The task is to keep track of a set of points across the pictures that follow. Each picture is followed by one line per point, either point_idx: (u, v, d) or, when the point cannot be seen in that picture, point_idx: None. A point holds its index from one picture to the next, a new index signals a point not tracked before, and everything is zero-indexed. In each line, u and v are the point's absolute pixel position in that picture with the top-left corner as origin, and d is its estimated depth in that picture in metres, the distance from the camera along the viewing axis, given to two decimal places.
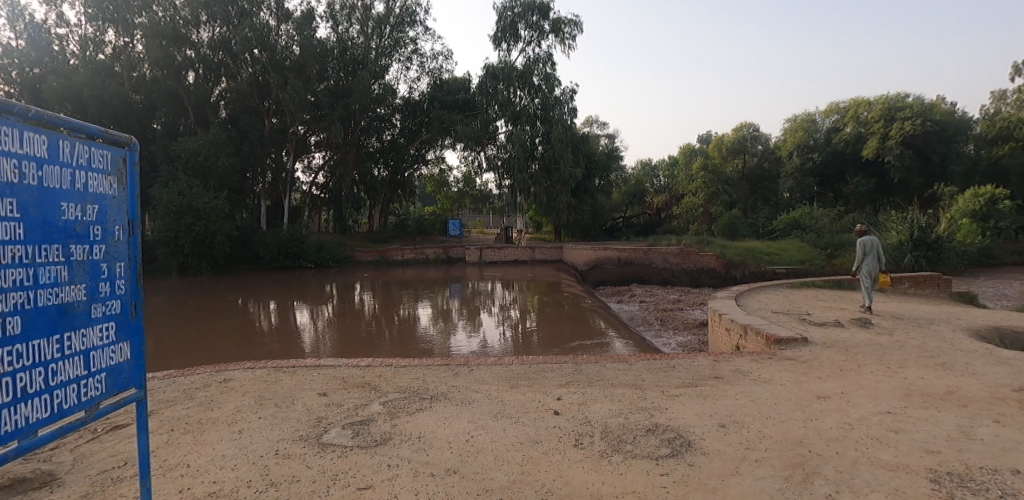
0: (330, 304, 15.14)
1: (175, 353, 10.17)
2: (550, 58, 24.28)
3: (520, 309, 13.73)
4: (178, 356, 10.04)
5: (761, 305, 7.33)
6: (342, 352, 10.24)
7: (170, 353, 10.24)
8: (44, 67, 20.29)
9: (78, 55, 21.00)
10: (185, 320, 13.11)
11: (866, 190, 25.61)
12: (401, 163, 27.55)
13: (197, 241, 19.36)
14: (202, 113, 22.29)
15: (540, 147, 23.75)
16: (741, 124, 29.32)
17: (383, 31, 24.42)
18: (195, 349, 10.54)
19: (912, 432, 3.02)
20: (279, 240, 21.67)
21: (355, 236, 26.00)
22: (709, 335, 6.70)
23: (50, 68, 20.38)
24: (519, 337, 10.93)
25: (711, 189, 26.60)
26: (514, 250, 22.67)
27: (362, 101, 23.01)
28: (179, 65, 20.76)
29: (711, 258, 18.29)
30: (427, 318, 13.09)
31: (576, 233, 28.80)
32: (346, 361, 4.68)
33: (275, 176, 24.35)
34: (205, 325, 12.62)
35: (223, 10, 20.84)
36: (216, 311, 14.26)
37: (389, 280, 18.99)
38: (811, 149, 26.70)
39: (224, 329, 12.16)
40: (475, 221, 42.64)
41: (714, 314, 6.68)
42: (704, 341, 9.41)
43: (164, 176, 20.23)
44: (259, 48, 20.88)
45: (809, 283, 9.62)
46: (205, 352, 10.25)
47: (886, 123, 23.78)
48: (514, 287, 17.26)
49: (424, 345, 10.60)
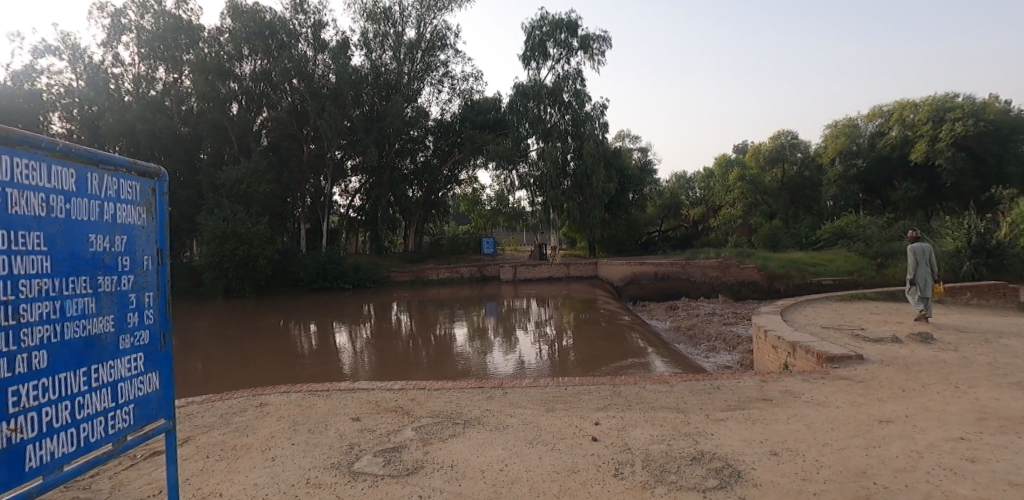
0: (367, 324, 15.35)
1: (220, 374, 10.47)
2: (579, 73, 24.34)
3: (554, 327, 13.51)
4: (222, 376, 10.34)
5: (811, 320, 6.89)
6: (380, 371, 10.32)
7: (216, 374, 10.54)
8: (103, 105, 21.77)
9: (133, 92, 22.43)
10: (228, 342, 13.52)
11: (916, 195, 24.32)
12: (435, 183, 28.00)
13: (240, 265, 20.09)
14: (246, 142, 23.36)
15: (571, 163, 23.68)
16: (778, 132, 28.50)
17: (414, 56, 25.13)
18: (239, 370, 10.83)
19: (992, 461, 2.67)
20: (318, 262, 22.24)
21: (391, 257, 26.45)
22: (754, 353, 6.35)
23: (108, 106, 21.86)
24: (555, 356, 10.73)
25: (750, 199, 25.83)
26: (548, 267, 22.50)
27: (395, 124, 23.61)
28: (224, 98, 21.86)
29: (753, 271, 17.61)
30: (463, 337, 13.05)
31: (610, 248, 28.42)
32: (380, 385, 4.64)
33: (314, 200, 25.13)
34: (248, 346, 12.99)
35: (263, 44, 21.92)
36: (258, 333, 14.66)
37: (424, 300, 19.14)
38: (854, 155, 25.66)
39: (266, 351, 12.46)
40: (509, 239, 42.75)
41: (759, 330, 6.34)
42: (749, 359, 8.97)
43: (210, 203, 21.18)
44: (297, 77, 21.79)
45: (860, 295, 9.07)
46: (248, 373, 10.50)
47: (935, 124, 22.61)
48: (549, 304, 17.08)
49: (459, 364, 10.56)
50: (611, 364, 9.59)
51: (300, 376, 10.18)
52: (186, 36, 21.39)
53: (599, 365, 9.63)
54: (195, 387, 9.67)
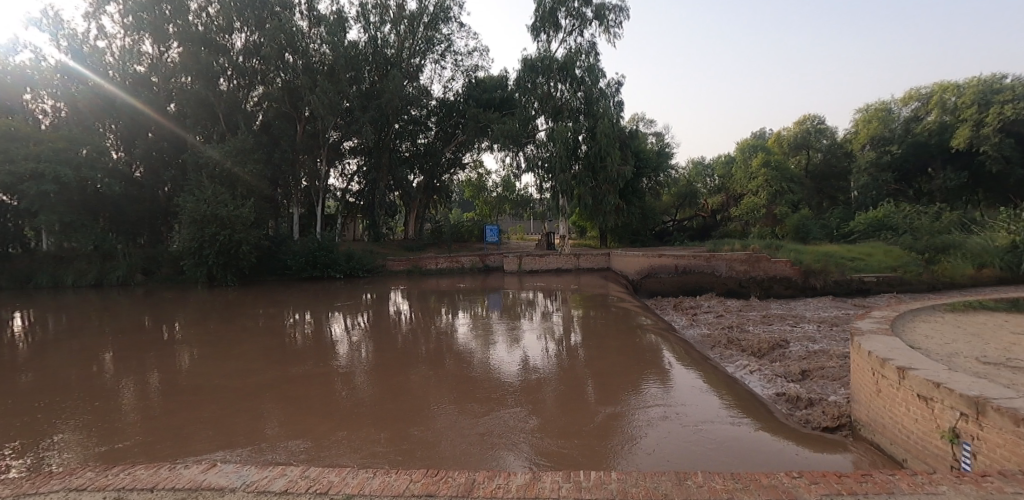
0: (362, 315, 13.42)
1: (201, 367, 8.68)
2: (594, 47, 21.83)
3: (565, 322, 11.49)
4: (205, 370, 8.50)
5: (946, 347, 4.62)
6: (379, 363, 8.45)
7: (194, 368, 8.66)
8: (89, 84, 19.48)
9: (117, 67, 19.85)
10: (204, 335, 11.56)
11: (956, 185, 21.62)
12: (437, 167, 25.84)
13: (222, 252, 18.15)
14: (234, 120, 21.02)
15: (583, 145, 21.17)
16: (803, 116, 26.02)
17: (415, 30, 22.57)
18: (223, 360, 9.10)
19: None
20: (308, 247, 20.12)
21: (389, 244, 24.52)
22: (875, 402, 4.20)
23: (93, 84, 19.54)
24: (565, 354, 8.65)
25: (774, 187, 23.33)
26: (557, 257, 20.30)
27: (394, 101, 21.31)
28: (212, 72, 19.63)
29: (786, 266, 15.05)
30: (466, 330, 11.04)
31: (624, 238, 26.21)
32: (252, 482, 2.59)
33: (309, 183, 22.94)
34: (229, 337, 11.18)
35: (256, 14, 19.83)
36: (240, 324, 12.75)
37: (425, 290, 17.28)
38: (888, 141, 23.04)
39: (249, 342, 10.64)
40: (515, 226, 40.80)
41: (874, 365, 4.19)
42: (802, 382, 6.81)
43: (191, 184, 19.14)
44: (291, 52, 19.74)
45: (974, 304, 6.75)
46: (234, 365, 8.71)
47: (982, 107, 19.85)
48: (557, 296, 15.10)
49: (457, 360, 8.55)
50: (627, 377, 7.18)
51: (289, 368, 8.34)
52: (170, 5, 19.10)
53: (611, 373, 7.40)
54: (178, 380, 7.94)
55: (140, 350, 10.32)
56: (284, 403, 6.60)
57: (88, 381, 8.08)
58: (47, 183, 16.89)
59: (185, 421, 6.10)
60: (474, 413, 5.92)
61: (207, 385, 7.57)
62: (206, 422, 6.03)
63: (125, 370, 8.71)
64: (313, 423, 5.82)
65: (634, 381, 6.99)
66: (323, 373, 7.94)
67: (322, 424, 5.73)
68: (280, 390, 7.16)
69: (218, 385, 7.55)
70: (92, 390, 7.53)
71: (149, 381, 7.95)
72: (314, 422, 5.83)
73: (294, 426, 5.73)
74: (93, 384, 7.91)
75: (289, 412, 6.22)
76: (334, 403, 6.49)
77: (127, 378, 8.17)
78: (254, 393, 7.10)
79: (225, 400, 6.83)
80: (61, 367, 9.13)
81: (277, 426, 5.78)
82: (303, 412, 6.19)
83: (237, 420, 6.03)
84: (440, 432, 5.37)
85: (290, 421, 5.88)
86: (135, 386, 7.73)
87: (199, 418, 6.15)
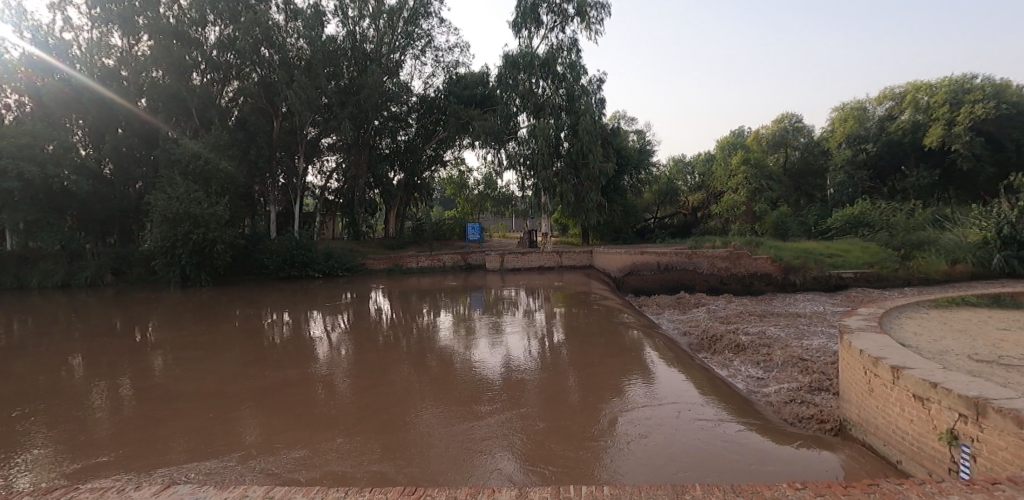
0: (342, 315, 13.07)
1: (175, 371, 8.29)
2: (576, 44, 21.69)
3: (549, 320, 11.31)
4: (179, 373, 8.13)
5: (936, 345, 4.55)
6: (361, 364, 8.14)
7: (169, 372, 8.28)
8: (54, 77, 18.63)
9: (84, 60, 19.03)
10: (177, 337, 11.11)
11: (929, 183, 22.03)
12: (417, 164, 25.43)
13: (195, 251, 17.55)
14: (207, 116, 20.31)
15: (566, 142, 21.04)
16: (782, 114, 26.28)
17: (394, 25, 22.12)
18: (197, 364, 8.70)
19: None
20: (285, 246, 19.61)
21: (369, 242, 24.08)
22: (868, 401, 4.08)
23: (59, 77, 18.71)
24: (549, 352, 8.45)
25: (753, 185, 23.50)
26: (539, 254, 20.11)
27: (373, 97, 20.79)
28: (183, 65, 18.91)
29: (767, 262, 14.88)
30: (449, 329, 10.78)
31: (606, 235, 26.21)
32: None
33: (286, 180, 22.36)
34: (203, 339, 10.76)
35: (229, 7, 19.13)
36: (214, 325, 12.30)
37: (406, 288, 16.94)
38: (863, 139, 23.36)
39: (224, 344, 10.25)
40: (497, 224, 40.57)
41: (868, 364, 4.06)
42: (789, 379, 6.71)
43: (162, 181, 18.44)
44: (266, 46, 19.17)
45: (957, 300, 6.76)
46: (210, 368, 8.34)
47: (954, 106, 20.25)
48: (541, 294, 14.95)
49: (438, 360, 8.28)
50: (614, 376, 7.00)
51: (269, 371, 8.00)
52: None
53: (598, 372, 7.22)
54: (153, 384, 7.58)
55: (109, 353, 9.87)
56: (264, 406, 6.30)
57: (54, 387, 7.67)
58: (9, 180, 16.11)
59: (158, 427, 5.79)
60: (463, 415, 5.67)
61: (183, 390, 7.22)
62: (181, 428, 5.72)
63: (95, 375, 8.31)
64: (295, 428, 5.53)
65: (622, 379, 6.83)
66: (304, 376, 7.61)
67: (303, 429, 5.45)
68: (259, 394, 6.84)
69: (195, 390, 7.20)
70: (59, 397, 7.15)
71: (120, 387, 7.56)
72: (296, 426, 5.56)
73: (275, 431, 5.45)
74: (61, 390, 7.53)
75: (269, 417, 5.93)
76: (317, 407, 6.20)
77: (95, 383, 7.77)
78: (232, 397, 6.78)
79: (202, 405, 6.51)
80: (21, 373, 8.64)
81: (256, 432, 5.49)
82: (284, 417, 5.90)
83: (213, 426, 5.72)
84: (428, 434, 5.15)
85: (270, 427, 5.59)
86: (106, 391, 7.36)
87: (172, 425, 5.84)
